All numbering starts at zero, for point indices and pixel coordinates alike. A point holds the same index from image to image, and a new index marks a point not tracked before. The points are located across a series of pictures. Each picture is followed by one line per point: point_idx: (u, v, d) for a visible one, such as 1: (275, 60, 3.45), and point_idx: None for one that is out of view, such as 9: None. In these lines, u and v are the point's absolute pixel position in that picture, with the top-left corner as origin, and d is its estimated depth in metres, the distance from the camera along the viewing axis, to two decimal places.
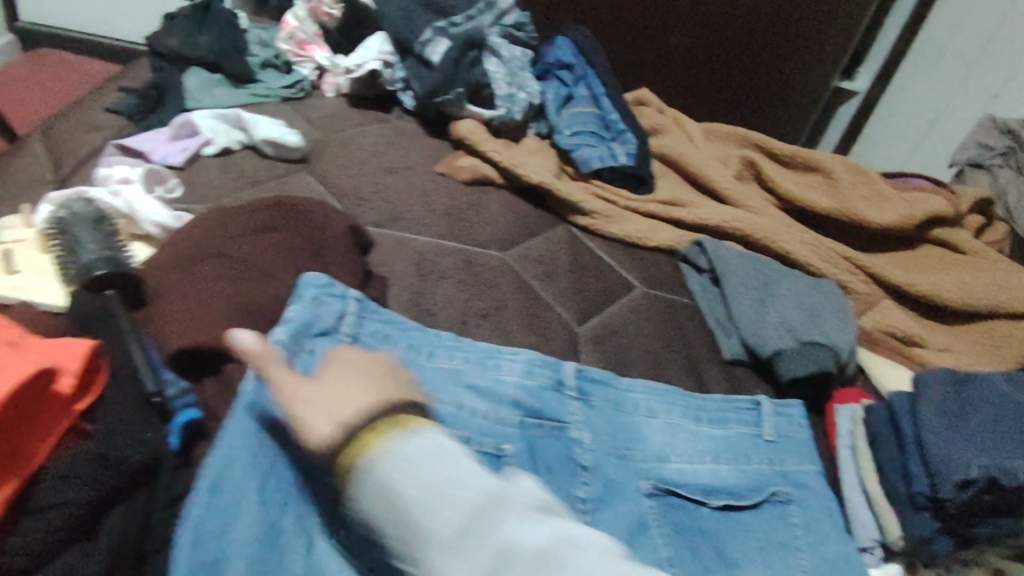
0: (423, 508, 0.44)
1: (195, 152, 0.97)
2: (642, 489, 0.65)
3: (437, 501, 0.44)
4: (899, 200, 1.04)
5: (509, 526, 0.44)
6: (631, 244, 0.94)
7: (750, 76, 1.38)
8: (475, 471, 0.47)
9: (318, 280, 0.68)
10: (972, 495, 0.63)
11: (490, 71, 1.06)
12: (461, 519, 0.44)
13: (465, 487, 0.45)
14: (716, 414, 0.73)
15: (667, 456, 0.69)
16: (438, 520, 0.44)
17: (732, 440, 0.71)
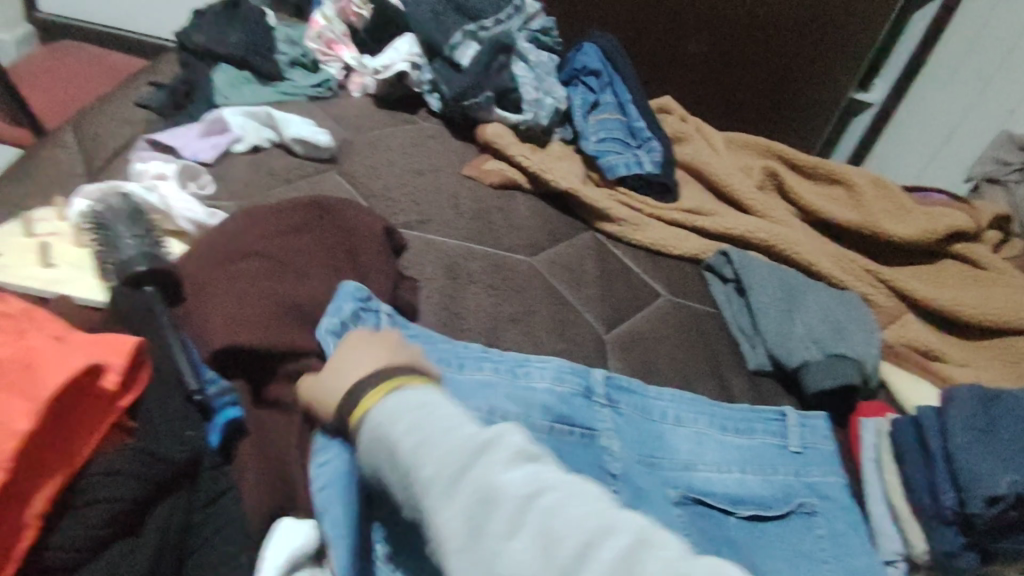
0: (409, 452, 0.47)
1: (225, 148, 0.98)
2: (671, 498, 0.65)
3: (425, 446, 0.47)
4: (920, 214, 1.06)
5: (491, 471, 0.45)
6: (656, 252, 0.95)
7: (770, 86, 1.39)
8: (464, 422, 0.49)
9: (355, 291, 0.72)
10: (1000, 510, 0.64)
11: (517, 75, 1.07)
12: (446, 463, 0.45)
13: (451, 435, 0.47)
14: (742, 424, 0.74)
15: (695, 465, 0.69)
16: (425, 464, 0.46)
17: (758, 451, 0.72)
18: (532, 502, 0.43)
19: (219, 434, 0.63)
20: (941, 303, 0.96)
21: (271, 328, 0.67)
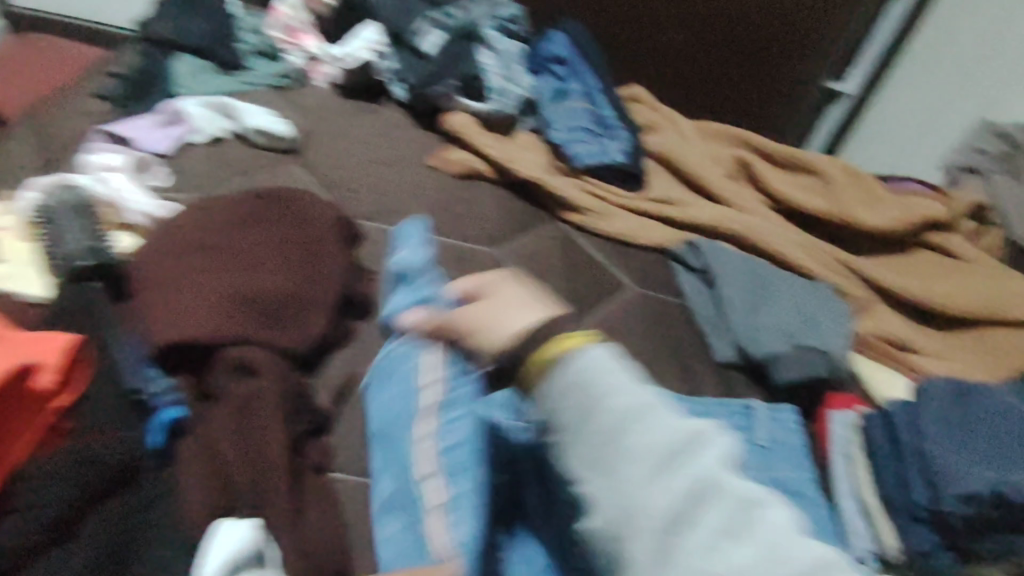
0: (615, 428, 0.45)
1: (181, 141, 0.94)
2: None
3: (631, 429, 0.45)
4: (892, 203, 1.04)
5: (705, 474, 0.43)
6: (624, 243, 0.92)
7: (746, 75, 1.37)
8: (663, 407, 0.46)
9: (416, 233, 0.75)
10: (976, 511, 0.61)
11: (483, 63, 1.05)
12: (655, 454, 0.44)
13: (656, 424, 0.45)
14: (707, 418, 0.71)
15: None
16: (629, 446, 0.44)
17: None
18: (758, 515, 0.42)
19: (161, 434, 0.60)
20: (915, 295, 0.95)
21: (221, 322, 0.64)
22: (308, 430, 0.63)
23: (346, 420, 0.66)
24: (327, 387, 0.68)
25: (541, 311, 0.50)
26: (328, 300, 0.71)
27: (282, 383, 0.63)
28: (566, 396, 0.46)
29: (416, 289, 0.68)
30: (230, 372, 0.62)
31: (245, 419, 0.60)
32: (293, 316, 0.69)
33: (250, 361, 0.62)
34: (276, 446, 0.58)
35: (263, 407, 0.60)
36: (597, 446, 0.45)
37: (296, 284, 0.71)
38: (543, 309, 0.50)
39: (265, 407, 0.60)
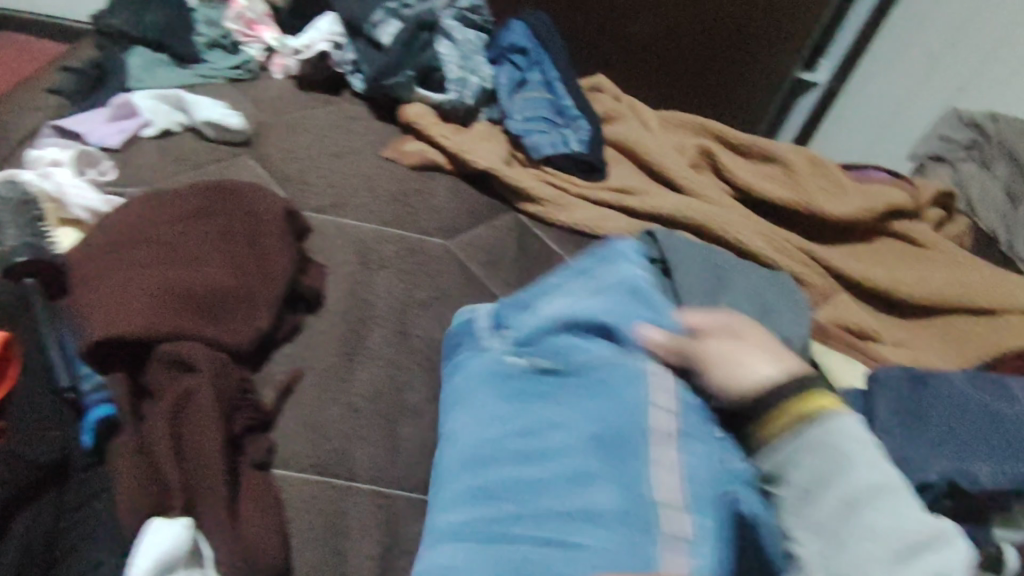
0: (850, 498, 0.50)
1: (132, 135, 0.92)
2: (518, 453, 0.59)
3: (857, 502, 0.50)
4: (856, 192, 1.04)
5: (928, 564, 0.47)
6: (580, 233, 0.92)
7: (715, 65, 1.36)
8: (902, 495, 0.50)
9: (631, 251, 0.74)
10: (928, 500, 0.59)
11: (441, 54, 1.03)
12: (873, 530, 0.48)
13: (879, 503, 0.49)
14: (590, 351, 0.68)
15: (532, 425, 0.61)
16: (846, 517, 0.50)
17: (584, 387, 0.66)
18: None
19: (92, 434, 0.57)
20: (876, 283, 0.94)
21: (155, 320, 0.61)
22: (246, 426, 0.61)
23: (288, 416, 0.64)
24: (270, 383, 0.66)
25: (794, 368, 0.56)
26: (274, 295, 0.68)
27: (217, 379, 0.60)
28: (800, 450, 0.53)
29: (600, 284, 0.70)
30: (164, 368, 0.60)
31: (180, 416, 0.58)
32: (234, 311, 0.66)
33: (186, 358, 0.60)
34: (210, 444, 0.56)
35: (198, 404, 0.58)
36: (821, 502, 0.52)
37: (239, 279, 0.68)
38: (785, 363, 0.56)
39: (200, 404, 0.58)
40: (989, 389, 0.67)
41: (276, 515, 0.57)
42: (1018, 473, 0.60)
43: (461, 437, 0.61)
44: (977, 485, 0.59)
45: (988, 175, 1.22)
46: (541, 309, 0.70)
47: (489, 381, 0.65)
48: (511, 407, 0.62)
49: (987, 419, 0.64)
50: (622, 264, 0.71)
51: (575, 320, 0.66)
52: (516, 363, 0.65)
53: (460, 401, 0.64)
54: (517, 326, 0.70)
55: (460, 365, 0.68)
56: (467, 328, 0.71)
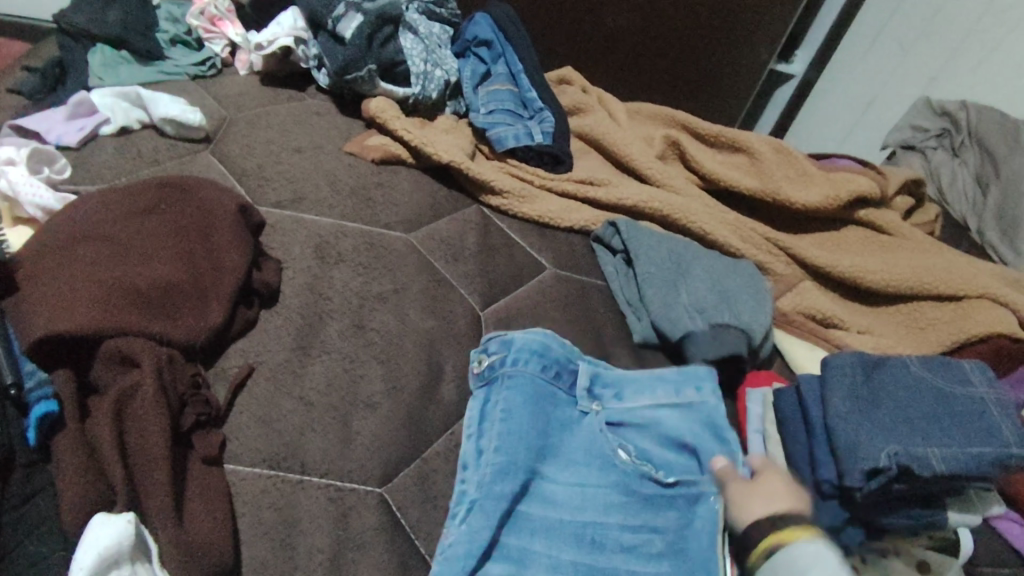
0: None
1: (91, 133, 0.90)
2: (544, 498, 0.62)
3: None
4: (824, 181, 1.03)
5: None
6: (543, 224, 0.93)
7: (687, 57, 1.35)
8: None
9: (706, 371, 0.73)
10: (879, 483, 0.60)
11: (405, 47, 1.02)
12: None
13: None
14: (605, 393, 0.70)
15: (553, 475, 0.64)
16: None
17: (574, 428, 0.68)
18: None
19: (35, 431, 0.56)
20: (841, 270, 0.93)
21: (108, 318, 0.61)
22: (196, 420, 0.60)
23: (238, 412, 0.63)
24: (223, 379, 0.66)
25: (795, 505, 0.58)
26: (226, 290, 0.68)
27: (163, 374, 0.60)
28: None
29: (682, 397, 0.70)
30: (113, 365, 0.60)
31: (126, 413, 0.57)
32: (186, 308, 0.65)
33: (132, 353, 0.59)
34: (154, 441, 0.56)
35: (144, 401, 0.57)
36: None
37: (191, 275, 0.67)
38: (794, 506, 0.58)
39: (146, 401, 0.57)
40: (942, 373, 0.68)
41: (225, 508, 0.56)
42: (967, 457, 0.61)
43: (562, 503, 0.62)
44: (928, 470, 0.60)
45: (960, 165, 1.25)
46: (633, 392, 0.70)
47: (587, 451, 0.66)
48: (610, 489, 0.63)
49: (939, 402, 0.66)
50: (701, 381, 0.71)
51: (671, 430, 0.67)
52: (612, 442, 0.66)
53: (555, 455, 0.65)
54: (614, 399, 0.70)
55: (551, 410, 0.68)
56: (563, 365, 0.70)
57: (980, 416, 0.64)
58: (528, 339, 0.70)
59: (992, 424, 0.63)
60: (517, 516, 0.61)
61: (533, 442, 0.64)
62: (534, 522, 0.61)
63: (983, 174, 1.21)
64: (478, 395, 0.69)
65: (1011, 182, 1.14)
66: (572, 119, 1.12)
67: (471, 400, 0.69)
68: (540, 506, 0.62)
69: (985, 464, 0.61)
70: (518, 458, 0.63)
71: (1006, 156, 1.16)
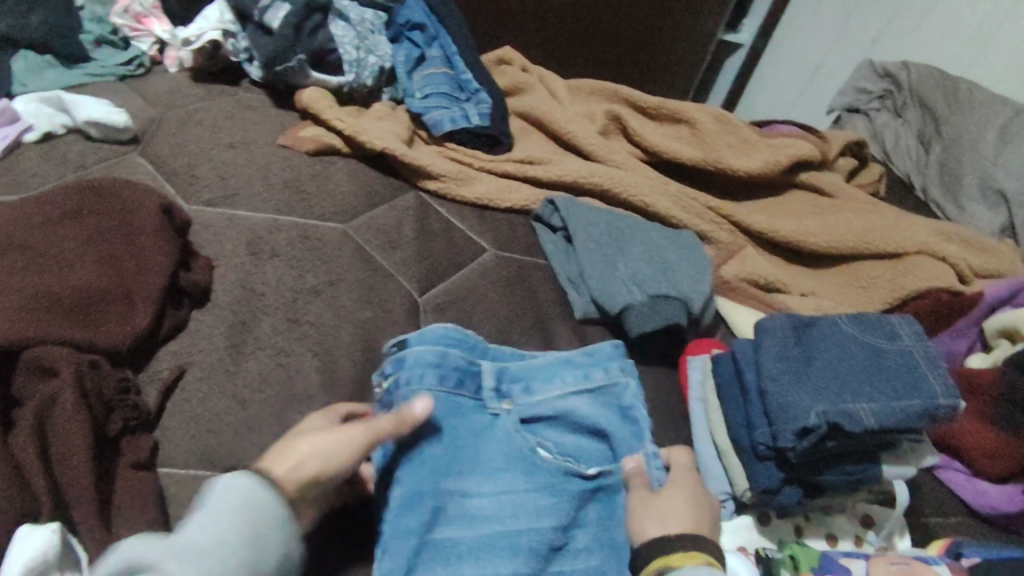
0: None
1: (14, 140, 0.86)
2: (475, 515, 0.60)
3: None
4: (763, 146, 1.04)
5: None
6: (483, 206, 0.92)
7: (631, 32, 1.34)
8: None
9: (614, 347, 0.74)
10: (811, 442, 0.63)
11: (336, 35, 0.99)
12: None
13: None
14: (516, 386, 0.68)
15: (477, 489, 0.61)
16: None
17: (479, 428, 0.65)
18: None
19: None
20: (784, 235, 0.95)
21: (27, 329, 0.59)
22: (123, 426, 0.59)
23: (170, 414, 0.62)
24: (153, 382, 0.64)
25: (686, 526, 0.61)
26: (152, 291, 0.66)
27: (85, 382, 0.58)
28: None
29: (591, 381, 0.70)
30: (33, 375, 0.59)
31: (48, 425, 0.56)
32: (111, 310, 0.64)
33: (50, 361, 0.58)
34: (76, 452, 0.55)
35: (66, 411, 0.56)
36: None
37: (114, 279, 0.66)
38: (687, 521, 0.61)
39: (66, 409, 0.56)
40: (873, 330, 0.72)
41: (156, 512, 0.56)
42: (896, 410, 0.64)
43: (489, 517, 0.60)
44: (857, 425, 0.63)
45: (903, 126, 1.26)
46: (540, 386, 0.69)
47: (505, 457, 0.64)
48: (536, 493, 0.62)
49: (870, 357, 0.69)
50: (609, 362, 0.72)
51: (585, 417, 0.68)
52: (528, 442, 0.65)
53: (473, 468, 0.62)
54: (523, 395, 0.68)
55: (460, 420, 0.65)
56: (466, 369, 0.67)
57: (909, 368, 0.68)
58: (423, 350, 0.66)
59: (919, 375, 0.67)
60: (441, 543, 0.58)
61: (442, 462, 0.61)
62: (462, 547, 0.58)
63: (924, 133, 1.22)
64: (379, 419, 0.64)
65: (951, 139, 1.15)
66: (512, 100, 1.11)
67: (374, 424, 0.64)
68: (465, 527, 0.59)
69: (912, 415, 0.64)
70: (429, 486, 0.59)
71: (947, 113, 1.18)
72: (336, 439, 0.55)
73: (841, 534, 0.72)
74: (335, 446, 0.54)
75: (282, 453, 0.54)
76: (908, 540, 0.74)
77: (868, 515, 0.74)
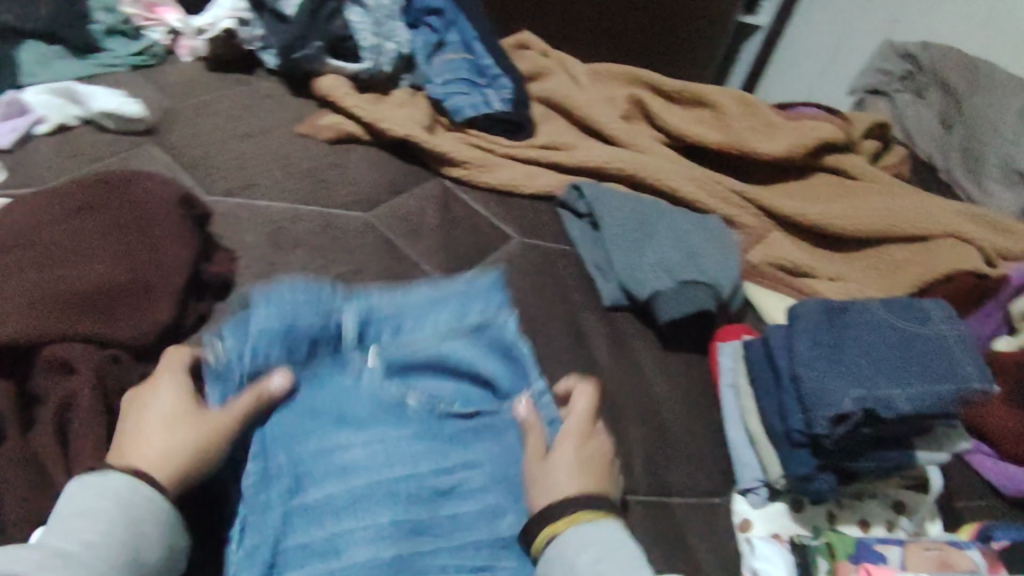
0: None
1: (25, 133, 0.83)
2: (345, 472, 0.58)
3: None
4: (787, 129, 1.03)
5: None
6: (506, 193, 0.91)
7: (648, 15, 1.32)
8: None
9: (490, 280, 0.72)
10: (847, 428, 0.62)
11: (353, 22, 0.97)
12: None
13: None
14: (387, 329, 0.67)
15: (344, 448, 0.59)
16: None
17: (342, 386, 0.63)
18: None
19: None
20: (811, 219, 0.93)
21: (40, 327, 0.58)
22: None
23: None
24: None
25: (591, 484, 0.58)
26: (174, 285, 0.65)
27: (100, 379, 0.58)
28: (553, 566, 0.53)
29: (467, 321, 0.69)
30: (52, 373, 0.58)
31: (69, 424, 0.56)
32: (129, 303, 0.63)
33: (66, 360, 0.58)
34: (93, 450, 0.54)
35: (83, 409, 0.56)
36: None
37: (130, 269, 0.64)
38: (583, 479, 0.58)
39: (82, 408, 0.56)
40: (906, 314, 0.71)
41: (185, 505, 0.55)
42: (931, 395, 0.63)
43: (360, 468, 0.58)
44: (892, 411, 0.62)
45: (924, 107, 1.22)
46: (410, 332, 0.67)
47: (374, 410, 0.62)
48: (410, 440, 0.61)
49: (903, 340, 0.68)
50: (485, 297, 0.71)
51: (458, 358, 0.66)
52: (397, 391, 0.64)
53: (337, 426, 0.60)
54: (393, 342, 0.67)
55: (317, 384, 0.63)
56: (320, 332, 0.64)
57: (943, 350, 0.67)
58: (266, 317, 0.62)
59: (953, 358, 0.66)
60: (308, 506, 0.56)
61: (300, 427, 0.59)
62: (334, 504, 0.56)
63: (947, 115, 1.19)
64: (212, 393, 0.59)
65: (973, 120, 1.12)
66: (532, 85, 1.08)
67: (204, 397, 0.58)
68: (331, 484, 0.57)
69: (949, 400, 0.63)
70: (284, 454, 0.57)
71: (968, 95, 1.15)
72: (186, 424, 0.54)
73: (873, 519, 0.71)
74: (174, 446, 0.53)
75: (132, 450, 0.52)
76: (939, 524, 0.71)
77: (902, 501, 0.72)
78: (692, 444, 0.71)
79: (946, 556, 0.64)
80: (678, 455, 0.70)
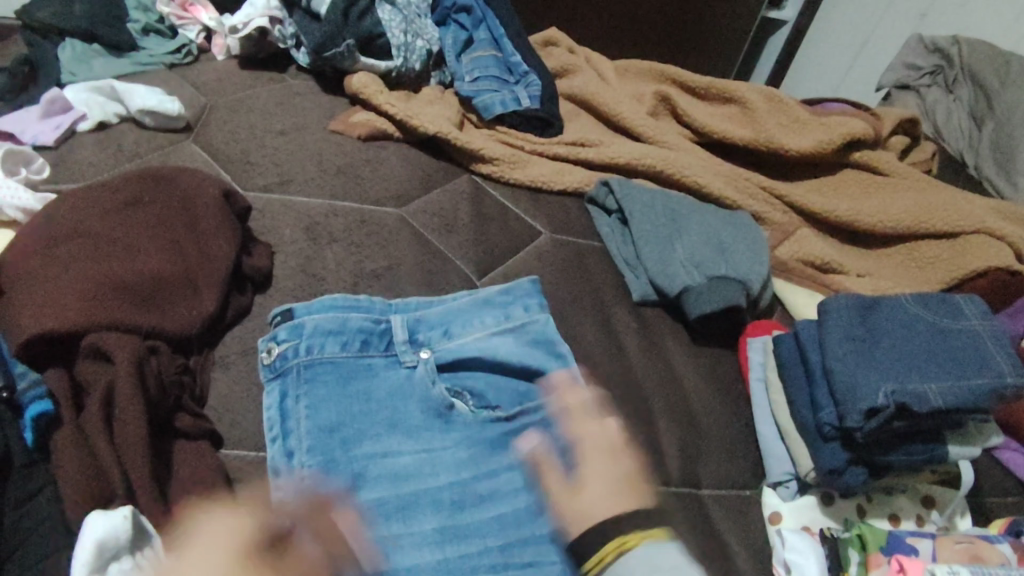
0: None
1: (69, 130, 0.85)
2: (393, 471, 0.59)
3: None
4: (816, 124, 1.02)
5: None
6: (536, 188, 0.92)
7: (673, 9, 1.32)
8: None
9: (531, 286, 0.74)
10: (880, 422, 0.62)
11: (383, 19, 0.99)
12: None
13: None
14: (438, 326, 0.68)
15: (396, 450, 0.60)
16: None
17: (395, 384, 0.64)
18: None
19: (31, 431, 0.54)
20: (838, 216, 0.93)
21: (92, 314, 0.59)
22: (187, 421, 0.59)
23: (242, 400, 0.63)
24: (223, 366, 0.65)
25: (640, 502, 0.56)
26: (218, 278, 0.67)
27: (140, 366, 0.58)
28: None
29: (510, 319, 0.70)
30: (95, 362, 0.58)
31: (113, 413, 0.56)
32: (176, 297, 0.64)
33: (110, 350, 0.58)
34: (139, 440, 0.55)
35: (124, 398, 0.56)
36: None
37: (178, 264, 0.66)
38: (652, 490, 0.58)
39: (124, 397, 0.55)
40: (938, 309, 0.71)
41: (222, 491, 0.57)
42: (964, 390, 0.64)
43: (410, 474, 0.59)
44: (925, 405, 0.62)
45: (954, 102, 1.21)
46: (458, 331, 0.68)
47: (422, 412, 0.63)
48: (456, 447, 0.62)
49: (935, 335, 0.69)
50: (527, 299, 0.72)
51: (504, 358, 0.67)
52: (446, 394, 0.64)
53: (392, 426, 0.61)
54: (441, 342, 0.68)
55: (370, 382, 0.64)
56: (371, 331, 0.66)
57: (975, 349, 0.67)
58: (322, 319, 0.65)
59: (988, 355, 0.67)
60: (362, 506, 0.56)
61: (350, 429, 0.60)
62: (383, 505, 0.57)
63: (976, 109, 1.18)
64: (271, 391, 0.62)
65: (1004, 115, 1.11)
66: (560, 82, 1.09)
67: (266, 398, 0.61)
68: (382, 485, 0.58)
69: (982, 395, 0.64)
70: (338, 453, 0.58)
71: (999, 90, 1.14)
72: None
73: (903, 513, 0.71)
74: None
75: None
76: (969, 519, 0.72)
77: (930, 496, 0.72)
78: (720, 436, 0.72)
79: (977, 549, 0.65)
80: (709, 448, 0.71)
